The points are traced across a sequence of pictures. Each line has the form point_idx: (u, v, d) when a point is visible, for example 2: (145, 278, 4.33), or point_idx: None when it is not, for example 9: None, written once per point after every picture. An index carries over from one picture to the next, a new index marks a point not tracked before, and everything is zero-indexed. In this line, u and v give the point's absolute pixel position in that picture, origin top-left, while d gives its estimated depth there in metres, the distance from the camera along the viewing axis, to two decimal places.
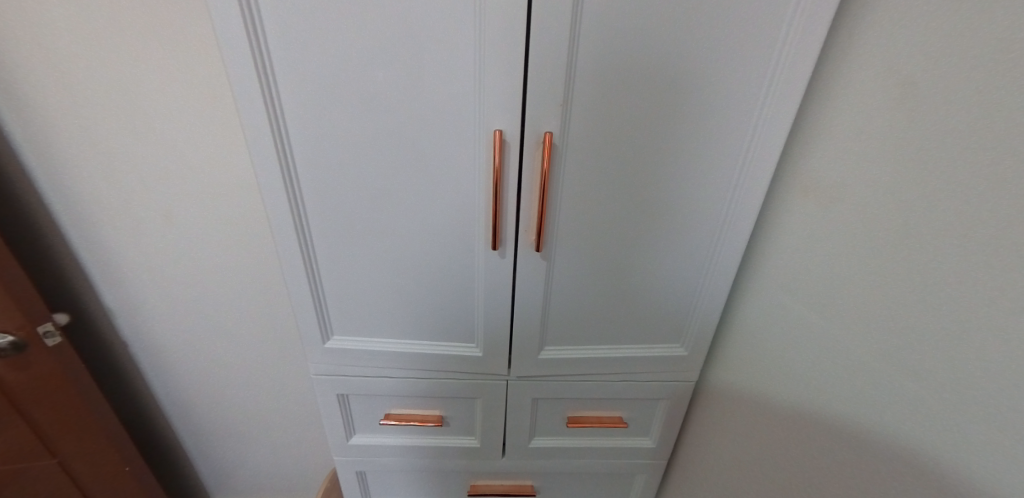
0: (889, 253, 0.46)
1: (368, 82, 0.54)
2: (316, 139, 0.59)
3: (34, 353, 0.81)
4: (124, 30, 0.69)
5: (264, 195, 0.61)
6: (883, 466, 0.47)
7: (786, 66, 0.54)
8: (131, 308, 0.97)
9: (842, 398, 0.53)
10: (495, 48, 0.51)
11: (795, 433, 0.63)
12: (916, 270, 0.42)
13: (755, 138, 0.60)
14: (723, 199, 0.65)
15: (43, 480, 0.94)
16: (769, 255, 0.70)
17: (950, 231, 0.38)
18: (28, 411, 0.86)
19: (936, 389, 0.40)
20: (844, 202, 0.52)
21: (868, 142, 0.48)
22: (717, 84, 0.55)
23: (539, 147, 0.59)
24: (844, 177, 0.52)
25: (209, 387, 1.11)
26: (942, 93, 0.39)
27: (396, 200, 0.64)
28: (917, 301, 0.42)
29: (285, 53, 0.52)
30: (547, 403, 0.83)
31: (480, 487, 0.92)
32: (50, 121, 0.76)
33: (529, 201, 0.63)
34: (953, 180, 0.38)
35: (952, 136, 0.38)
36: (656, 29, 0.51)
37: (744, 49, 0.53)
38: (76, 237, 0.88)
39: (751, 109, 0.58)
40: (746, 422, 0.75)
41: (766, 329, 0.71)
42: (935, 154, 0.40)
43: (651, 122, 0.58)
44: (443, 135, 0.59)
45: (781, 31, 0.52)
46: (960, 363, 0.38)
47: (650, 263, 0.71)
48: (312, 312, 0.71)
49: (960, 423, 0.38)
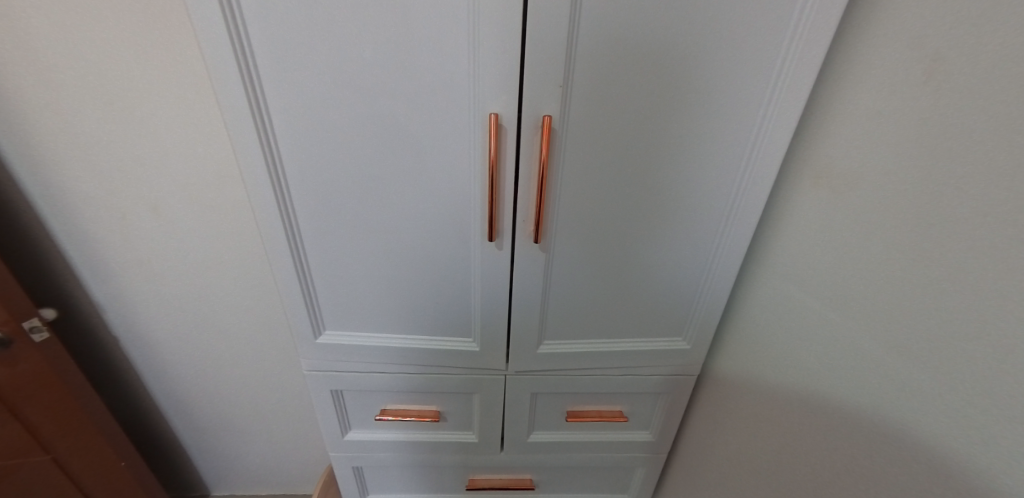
0: (920, 269, 0.41)
1: (355, 67, 0.49)
2: (305, 133, 0.54)
3: (21, 347, 0.88)
4: (102, 14, 0.68)
5: (250, 193, 0.57)
6: (887, 480, 0.45)
7: (800, 51, 0.49)
8: (123, 302, 1.01)
9: (854, 419, 0.50)
10: (489, 23, 0.46)
11: (800, 446, 0.59)
12: (947, 286, 0.38)
13: (757, 140, 0.56)
14: (725, 200, 0.61)
15: (82, 437, 1.05)
16: (775, 254, 0.66)
17: (1011, 247, 0.32)
18: (22, 412, 0.94)
19: (969, 426, 0.36)
20: (862, 205, 0.48)
21: (894, 137, 0.44)
22: (721, 79, 0.51)
23: (538, 133, 0.53)
24: (862, 171, 0.48)
25: (205, 381, 1.16)
26: (992, 84, 0.34)
27: (386, 192, 0.59)
28: (964, 323, 0.36)
29: (265, 41, 0.47)
30: (546, 401, 0.82)
31: (479, 481, 0.93)
32: (31, 111, 0.76)
33: (528, 191, 0.58)
34: (1000, 186, 0.33)
35: (1004, 134, 0.33)
36: (656, 25, 0.46)
37: (750, 37, 0.48)
38: (78, 226, 0.89)
39: (753, 109, 0.53)
40: (746, 421, 0.72)
41: (768, 337, 0.67)
42: (1004, 151, 0.33)
43: (652, 120, 0.53)
44: (435, 124, 0.53)
45: (790, 21, 0.47)
46: (1002, 400, 0.33)
47: (652, 262, 0.66)
48: (303, 311, 0.70)
49: (1001, 470, 0.33)
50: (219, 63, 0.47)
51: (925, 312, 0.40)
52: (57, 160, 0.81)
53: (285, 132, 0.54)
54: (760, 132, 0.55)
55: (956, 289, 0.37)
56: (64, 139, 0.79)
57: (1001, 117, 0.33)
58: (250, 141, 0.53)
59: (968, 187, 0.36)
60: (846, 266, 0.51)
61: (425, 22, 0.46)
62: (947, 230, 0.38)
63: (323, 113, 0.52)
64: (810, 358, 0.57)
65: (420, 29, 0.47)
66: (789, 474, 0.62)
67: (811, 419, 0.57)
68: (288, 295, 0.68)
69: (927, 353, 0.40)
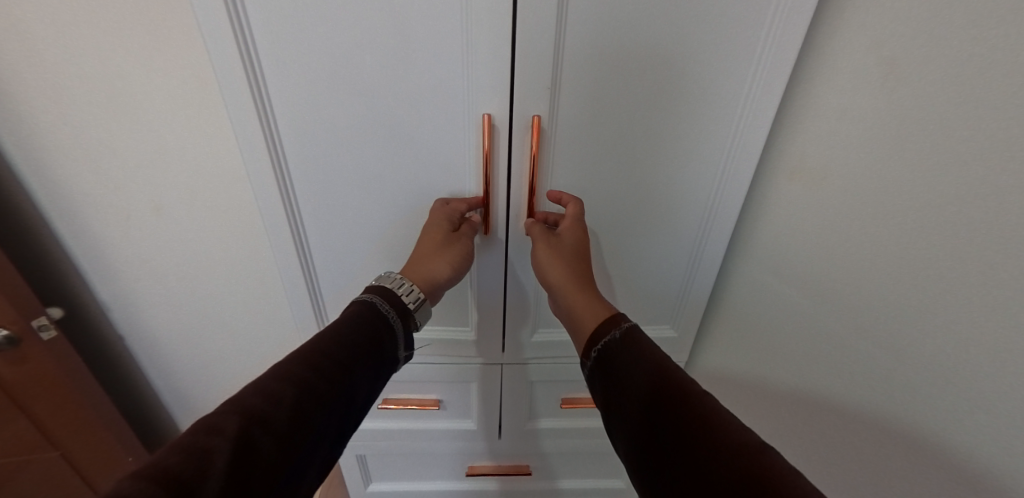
0: (905, 254, 0.44)
1: (358, 69, 0.52)
2: (314, 134, 0.57)
3: (29, 345, 0.90)
4: (105, 19, 0.70)
5: (257, 194, 0.60)
6: (885, 451, 0.48)
7: (774, 50, 0.52)
8: (128, 300, 1.04)
9: (846, 396, 0.53)
10: (483, 28, 0.49)
11: (798, 425, 0.62)
12: (933, 270, 0.41)
13: (738, 137, 0.59)
14: (711, 195, 0.64)
15: (88, 435, 1.07)
16: (757, 243, 0.69)
17: (998, 233, 0.35)
18: (31, 409, 0.96)
19: (962, 400, 0.38)
20: (846, 195, 0.51)
21: (879, 131, 0.46)
22: (702, 80, 0.54)
23: (528, 131, 0.56)
24: (850, 164, 0.51)
25: (208, 377, 1.19)
26: (974, 80, 0.36)
27: (388, 192, 0.62)
28: (949, 302, 0.39)
29: (272, 46, 0.50)
30: (542, 388, 0.85)
31: (478, 468, 0.97)
32: (36, 116, 0.78)
33: (519, 187, 0.61)
34: (985, 175, 0.36)
35: (989, 125, 0.35)
36: (651, 26, 0.50)
37: (726, 41, 0.52)
38: (82, 225, 0.92)
39: (733, 108, 0.57)
40: (745, 404, 0.76)
41: (755, 323, 0.70)
42: (986, 142, 0.35)
43: (648, 118, 0.57)
44: (432, 125, 0.56)
45: (764, 25, 0.51)
46: (994, 373, 0.35)
47: (645, 254, 0.70)
48: (309, 309, 0.73)
49: (994, 435, 0.36)
50: (229, 67, 0.50)
51: (913, 294, 0.43)
52: (62, 162, 0.83)
53: (291, 132, 0.57)
54: (742, 127, 0.58)
55: (943, 275, 0.40)
56: (68, 142, 0.81)
57: (983, 111, 0.36)
58: (257, 141, 0.56)
59: (950, 175, 0.39)
60: (834, 256, 0.54)
61: (423, 26, 0.49)
62: (929, 220, 0.41)
63: (329, 113, 0.55)
64: (801, 342, 0.60)
65: (419, 34, 0.49)
66: (791, 452, 0.64)
67: (805, 399, 0.60)
68: (293, 293, 0.71)
69: (915, 331, 0.43)
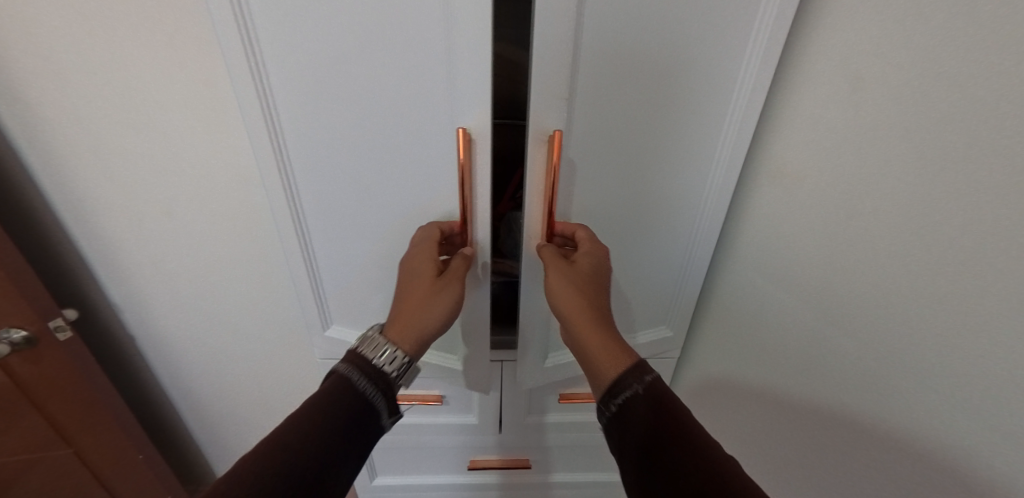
0: (881, 252, 0.46)
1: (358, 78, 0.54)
2: (318, 140, 0.60)
3: (46, 345, 0.94)
4: (116, 31, 0.73)
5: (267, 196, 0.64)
6: (879, 443, 0.50)
7: (757, 60, 0.55)
8: (139, 301, 1.07)
9: (838, 390, 0.55)
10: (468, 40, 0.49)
11: (796, 419, 0.65)
12: (909, 269, 0.43)
13: (727, 141, 0.62)
14: (698, 196, 0.67)
15: (101, 432, 1.10)
16: (746, 242, 0.72)
17: (964, 234, 0.37)
18: (45, 407, 1.00)
19: (943, 392, 0.41)
20: (828, 196, 0.54)
21: (856, 136, 0.49)
22: (693, 86, 0.57)
23: (545, 144, 0.56)
24: (830, 166, 0.53)
25: (215, 375, 1.22)
26: (936, 90, 0.39)
27: (385, 196, 0.65)
28: (924, 299, 0.42)
29: (279, 58, 0.53)
30: (541, 384, 0.88)
31: (480, 462, 1.00)
32: (53, 123, 0.81)
33: (534, 198, 0.61)
34: (950, 180, 0.38)
35: (952, 133, 0.38)
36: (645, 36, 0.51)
37: (715, 50, 0.54)
38: (96, 228, 0.95)
39: (723, 113, 0.60)
40: (744, 399, 0.78)
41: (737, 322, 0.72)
42: (950, 149, 0.38)
43: (642, 123, 0.59)
44: (429, 130, 0.58)
45: (750, 35, 0.54)
46: (970, 366, 0.38)
47: (642, 254, 0.72)
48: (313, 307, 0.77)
49: (977, 427, 0.38)
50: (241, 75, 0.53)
51: (891, 292, 0.46)
52: (77, 167, 0.87)
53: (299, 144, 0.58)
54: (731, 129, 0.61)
55: (915, 272, 0.42)
56: (83, 148, 0.85)
57: (945, 120, 0.38)
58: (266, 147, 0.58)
59: (918, 179, 0.41)
60: (818, 254, 0.56)
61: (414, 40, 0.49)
62: (901, 220, 0.44)
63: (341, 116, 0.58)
64: (792, 337, 0.63)
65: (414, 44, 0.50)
66: (789, 444, 0.67)
67: (802, 393, 0.63)
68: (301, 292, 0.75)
69: (893, 325, 0.46)
